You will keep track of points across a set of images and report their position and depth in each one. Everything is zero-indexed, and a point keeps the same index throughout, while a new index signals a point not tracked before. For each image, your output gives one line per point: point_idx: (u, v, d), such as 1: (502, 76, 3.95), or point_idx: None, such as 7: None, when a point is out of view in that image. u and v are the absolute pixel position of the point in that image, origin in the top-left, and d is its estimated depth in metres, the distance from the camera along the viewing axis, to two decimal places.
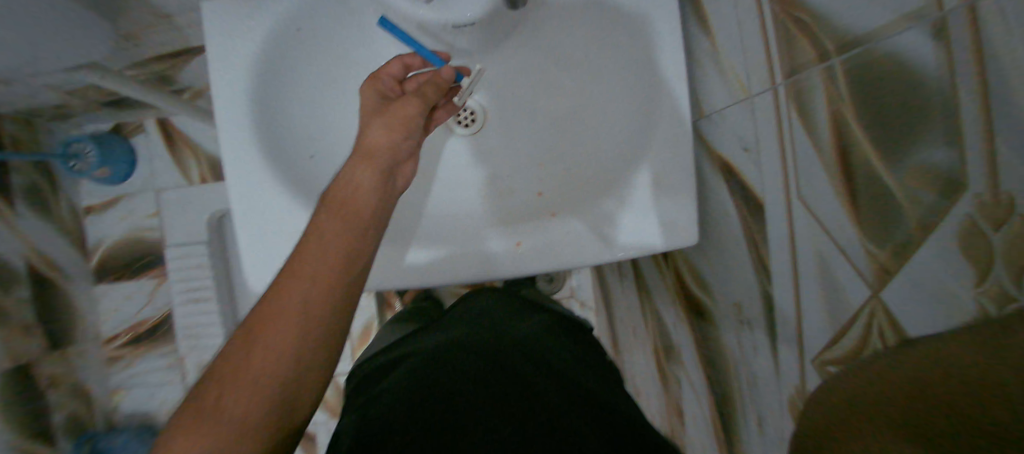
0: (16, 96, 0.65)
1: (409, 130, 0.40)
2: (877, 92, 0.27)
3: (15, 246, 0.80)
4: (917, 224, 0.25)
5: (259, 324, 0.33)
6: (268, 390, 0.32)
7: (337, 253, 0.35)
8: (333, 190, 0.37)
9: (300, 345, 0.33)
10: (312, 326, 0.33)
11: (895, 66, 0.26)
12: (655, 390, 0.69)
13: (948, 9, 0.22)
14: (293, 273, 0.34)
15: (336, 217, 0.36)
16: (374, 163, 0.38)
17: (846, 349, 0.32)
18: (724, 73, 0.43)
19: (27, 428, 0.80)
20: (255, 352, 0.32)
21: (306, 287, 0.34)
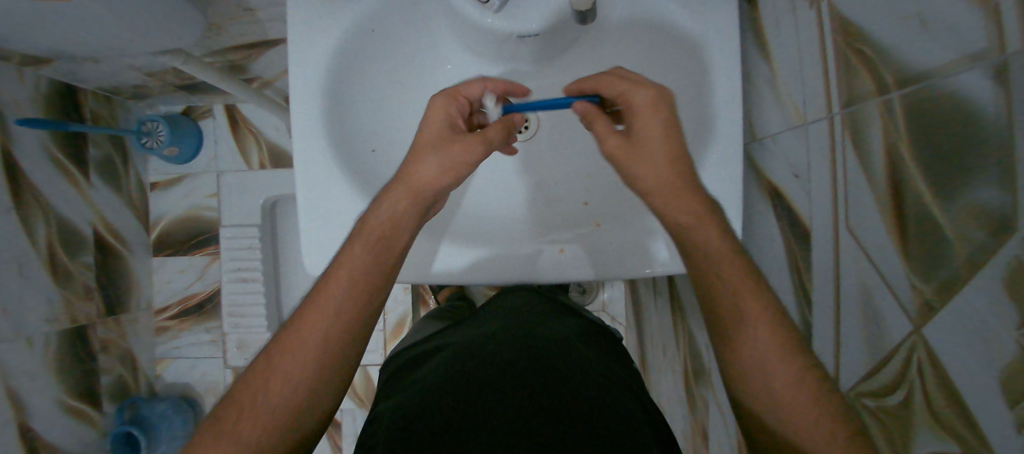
0: (104, 72, 0.71)
1: (460, 175, 0.39)
2: (934, 128, 0.28)
3: (84, 213, 0.85)
4: (967, 259, 0.26)
5: (282, 350, 0.34)
6: (287, 405, 0.33)
7: (362, 287, 0.36)
8: (370, 216, 0.37)
9: (321, 374, 0.35)
10: (331, 357, 0.35)
11: (954, 104, 0.26)
12: (680, 411, 0.69)
13: (1010, 52, 0.23)
14: (323, 292, 0.36)
15: (368, 248, 0.36)
16: (416, 196, 0.38)
17: (883, 383, 0.33)
18: (780, 98, 0.44)
19: (79, 388, 0.83)
20: (277, 377, 0.34)
21: (329, 318, 0.35)
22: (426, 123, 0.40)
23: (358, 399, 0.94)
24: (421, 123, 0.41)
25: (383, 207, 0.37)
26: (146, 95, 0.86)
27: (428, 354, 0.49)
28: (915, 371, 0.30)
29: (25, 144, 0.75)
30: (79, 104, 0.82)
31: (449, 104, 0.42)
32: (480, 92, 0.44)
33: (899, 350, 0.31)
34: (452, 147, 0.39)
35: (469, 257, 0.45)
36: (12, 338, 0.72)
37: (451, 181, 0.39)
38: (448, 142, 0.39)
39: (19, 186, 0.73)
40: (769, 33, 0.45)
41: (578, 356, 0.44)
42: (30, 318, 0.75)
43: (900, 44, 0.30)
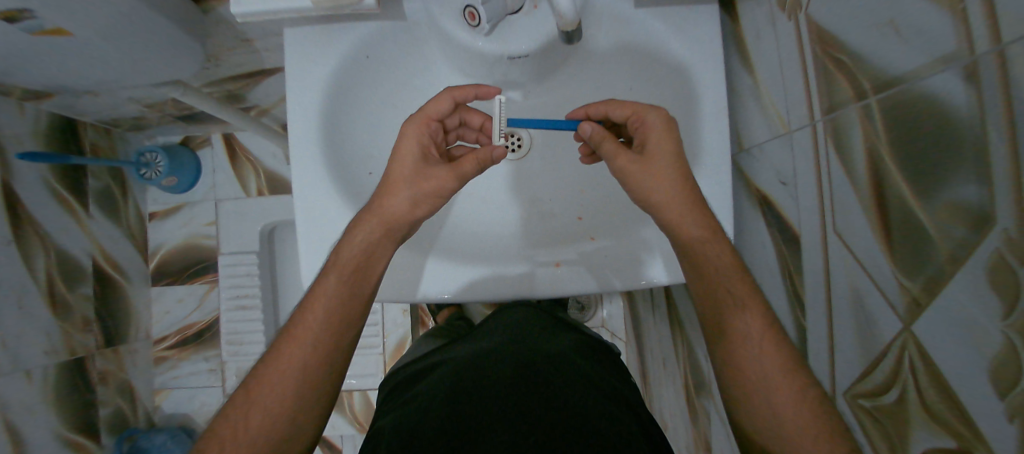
0: (104, 105, 0.72)
1: (437, 202, 0.40)
2: (912, 130, 0.29)
3: (83, 244, 0.85)
4: (949, 255, 0.27)
5: (259, 385, 0.34)
6: (265, 437, 0.33)
7: (336, 319, 0.36)
8: (341, 247, 0.38)
9: (299, 406, 0.35)
10: (309, 388, 0.35)
11: (928, 106, 0.28)
12: (682, 423, 0.68)
13: (979, 53, 0.24)
14: (299, 323, 0.36)
15: (343, 280, 0.37)
16: (388, 228, 0.38)
17: (878, 383, 0.33)
18: (764, 108, 0.46)
19: (79, 421, 0.82)
20: (254, 411, 0.34)
21: (306, 351, 0.35)
22: (396, 152, 0.40)
23: (359, 424, 0.93)
24: (392, 152, 0.40)
25: (355, 238, 0.37)
26: (145, 126, 0.88)
27: (423, 372, 0.49)
28: (907, 368, 0.30)
29: (27, 180, 0.75)
30: (79, 138, 0.82)
31: (422, 131, 0.40)
32: (449, 107, 0.41)
33: (891, 349, 0.32)
34: (425, 178, 0.39)
35: (456, 279, 0.45)
36: (11, 371, 0.71)
37: (425, 212, 0.39)
38: (420, 171, 0.39)
39: (19, 219, 0.73)
40: (751, 47, 0.47)
41: (571, 370, 0.44)
42: (30, 351, 0.74)
43: (872, 52, 0.32)
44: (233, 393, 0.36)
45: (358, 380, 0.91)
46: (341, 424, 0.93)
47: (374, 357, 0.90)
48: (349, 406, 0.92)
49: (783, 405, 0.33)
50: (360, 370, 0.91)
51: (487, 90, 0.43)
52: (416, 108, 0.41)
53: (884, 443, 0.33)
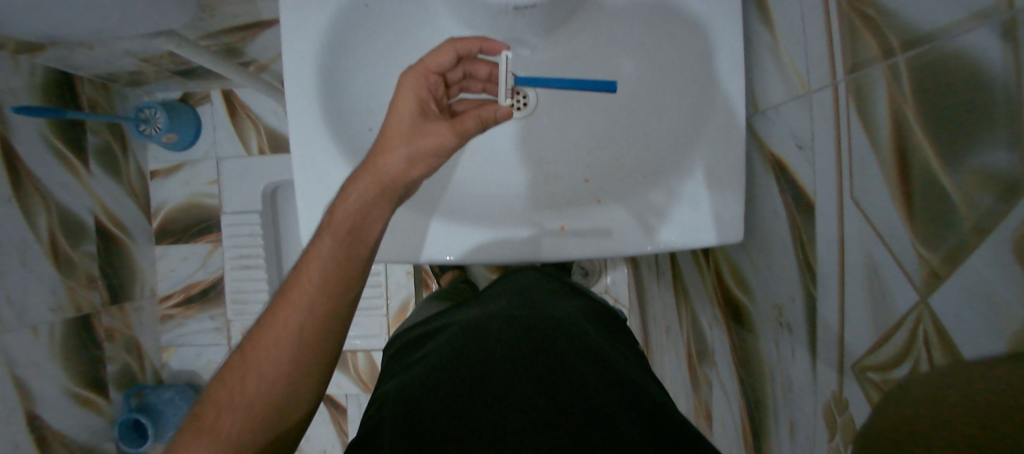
0: (100, 59, 0.71)
1: (436, 161, 0.39)
2: (942, 93, 0.27)
3: (84, 201, 0.85)
4: (973, 224, 0.25)
5: (254, 349, 0.33)
6: (262, 403, 0.32)
7: (331, 281, 0.35)
8: (338, 207, 0.36)
9: (296, 370, 0.33)
10: (304, 354, 0.34)
11: (961, 66, 0.26)
12: (685, 389, 0.69)
13: (1019, 7, 0.22)
14: (295, 286, 0.35)
15: (337, 241, 0.35)
16: (386, 186, 0.36)
17: (887, 356, 0.32)
18: (784, 68, 0.43)
19: (86, 376, 0.84)
20: (249, 377, 0.33)
21: (300, 315, 0.34)
22: (393, 108, 0.38)
23: (363, 384, 0.95)
24: (389, 109, 0.38)
25: (349, 198, 0.36)
26: (143, 82, 0.86)
27: (427, 336, 0.49)
28: (921, 342, 0.29)
29: (24, 134, 0.75)
30: (76, 92, 0.82)
31: (419, 84, 0.39)
32: (451, 60, 0.40)
33: (905, 321, 0.30)
34: (423, 134, 0.38)
35: (459, 243, 0.45)
36: (16, 327, 0.73)
37: (422, 171, 0.38)
38: (418, 127, 0.38)
39: (19, 176, 0.74)
40: (773, 3, 0.44)
41: (577, 337, 0.43)
42: (35, 308, 0.76)
43: (905, 4, 0.30)
44: (230, 356, 0.35)
45: (362, 341, 0.92)
46: (346, 384, 0.95)
47: (377, 319, 0.91)
48: (354, 366, 0.94)
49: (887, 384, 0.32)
50: (364, 331, 0.92)
51: (490, 44, 0.42)
52: (415, 62, 0.40)
53: None
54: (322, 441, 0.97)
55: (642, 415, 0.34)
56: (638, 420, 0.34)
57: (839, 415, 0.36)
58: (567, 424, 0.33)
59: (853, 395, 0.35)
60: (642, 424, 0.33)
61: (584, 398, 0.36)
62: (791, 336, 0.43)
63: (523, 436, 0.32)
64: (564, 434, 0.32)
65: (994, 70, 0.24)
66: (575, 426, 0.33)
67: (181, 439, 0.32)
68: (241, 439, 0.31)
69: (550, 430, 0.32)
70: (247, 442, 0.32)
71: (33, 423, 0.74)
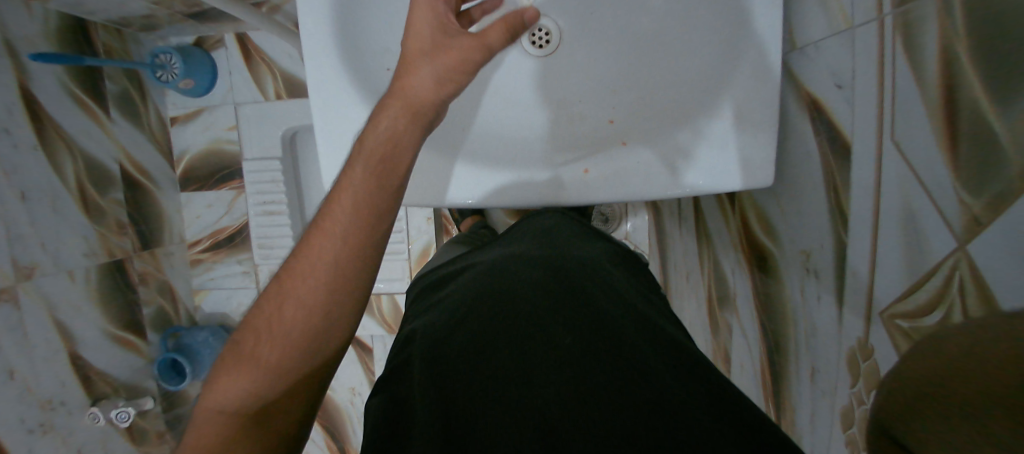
0: (112, 1, 0.70)
1: (460, 77, 0.37)
2: (998, 32, 0.25)
3: (109, 148, 0.86)
4: (1020, 170, 0.24)
5: (290, 278, 0.34)
6: (302, 328, 0.34)
7: (363, 213, 0.35)
8: (367, 138, 0.36)
9: (332, 299, 0.34)
10: (337, 284, 0.34)
11: (1018, 1, 0.24)
12: (704, 333, 0.70)
13: None
14: (329, 217, 0.35)
15: (367, 172, 0.35)
16: (413, 110, 0.36)
17: (920, 304, 0.31)
18: (825, 2, 0.40)
19: (122, 318, 0.88)
20: (287, 304, 0.34)
21: (334, 245, 0.34)
22: (410, 26, 0.36)
23: (388, 325, 0.98)
24: (405, 28, 0.37)
25: (378, 125, 0.36)
26: (156, 26, 0.85)
27: (452, 275, 0.49)
28: (956, 288, 0.29)
29: (45, 81, 0.75)
30: (91, 38, 0.81)
31: (433, 2, 0.37)
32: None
33: (941, 267, 0.30)
34: (445, 51, 0.36)
35: (481, 186, 0.45)
36: (54, 271, 0.76)
37: (449, 91, 0.37)
38: (438, 45, 0.36)
39: (43, 123, 0.75)
40: None
41: (603, 278, 0.43)
42: (69, 253, 0.79)
43: None
44: (269, 285, 0.36)
45: (385, 284, 0.95)
46: (371, 325, 0.99)
47: (399, 263, 0.93)
48: (378, 310, 0.97)
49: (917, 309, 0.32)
50: (386, 275, 0.94)
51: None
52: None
53: None
54: (350, 380, 1.02)
55: (667, 349, 0.35)
56: (663, 355, 0.35)
57: (864, 361, 0.36)
58: (595, 358, 0.34)
59: (881, 343, 0.35)
60: (667, 359, 0.34)
61: (611, 333, 0.36)
62: (817, 282, 0.42)
63: (553, 368, 0.34)
64: (591, 366, 0.34)
65: None
66: (602, 361, 0.34)
67: (229, 359, 0.34)
68: (282, 362, 0.33)
69: (578, 362, 0.34)
70: (288, 363, 0.33)
71: (78, 364, 0.79)
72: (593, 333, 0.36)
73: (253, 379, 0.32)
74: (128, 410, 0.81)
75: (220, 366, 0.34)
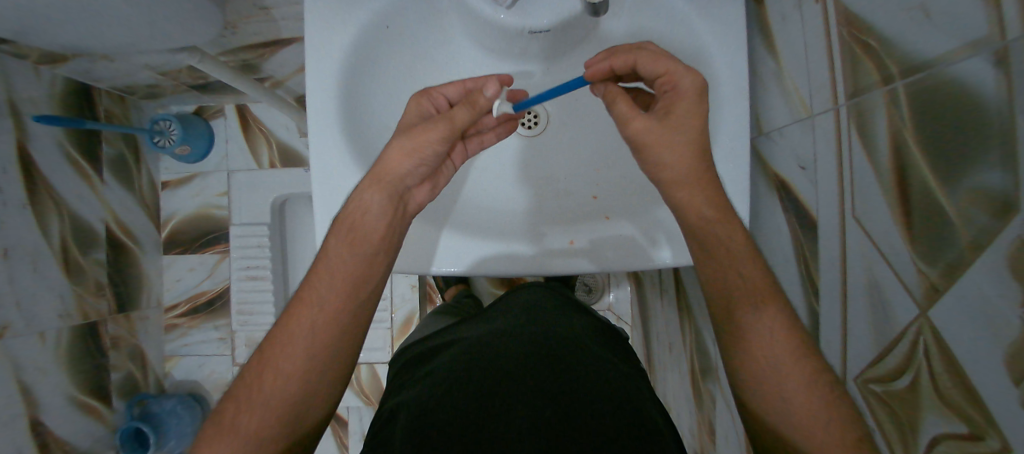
0: (119, 72, 0.73)
1: (423, 156, 0.39)
2: (939, 119, 0.29)
3: (97, 210, 0.86)
4: (970, 241, 0.27)
5: (273, 347, 0.36)
6: (280, 401, 0.35)
7: (342, 282, 0.37)
8: (345, 216, 0.38)
9: (311, 369, 0.36)
10: (317, 353, 0.36)
11: (957, 92, 0.27)
12: (688, 408, 0.69)
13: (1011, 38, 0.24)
14: (309, 290, 0.38)
15: (344, 243, 0.38)
16: (382, 188, 0.38)
17: (889, 368, 0.33)
18: (787, 92, 0.45)
19: (89, 382, 0.84)
20: (268, 372, 0.36)
21: (313, 314, 0.37)
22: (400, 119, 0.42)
23: (366, 396, 0.94)
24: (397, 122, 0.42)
25: (355, 202, 0.38)
26: (160, 94, 0.88)
27: (434, 351, 0.49)
28: (921, 353, 0.30)
29: (42, 143, 0.76)
30: (94, 104, 0.83)
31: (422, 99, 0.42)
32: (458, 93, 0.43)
33: (906, 334, 0.31)
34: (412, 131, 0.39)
35: (469, 256, 0.46)
36: (25, 332, 0.73)
37: (415, 165, 0.39)
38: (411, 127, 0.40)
39: (34, 182, 0.75)
40: (776, 30, 0.46)
41: (583, 352, 0.44)
42: (44, 312, 0.76)
43: (904, 33, 0.31)
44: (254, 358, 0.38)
45: (365, 354, 0.92)
46: (348, 396, 0.95)
47: (381, 332, 0.92)
48: (357, 380, 0.94)
49: (791, 389, 0.33)
50: (368, 344, 0.92)
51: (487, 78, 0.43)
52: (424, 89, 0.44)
53: (892, 426, 0.33)
54: None
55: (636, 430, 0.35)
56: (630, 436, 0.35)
57: None
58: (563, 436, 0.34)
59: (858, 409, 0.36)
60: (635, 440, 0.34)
61: (581, 408, 0.37)
62: None
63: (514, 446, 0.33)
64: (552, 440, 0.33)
65: (987, 98, 0.25)
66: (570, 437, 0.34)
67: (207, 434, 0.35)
68: (261, 431, 0.34)
69: (542, 438, 0.34)
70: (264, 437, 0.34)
71: (36, 430, 0.74)
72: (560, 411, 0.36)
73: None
74: None
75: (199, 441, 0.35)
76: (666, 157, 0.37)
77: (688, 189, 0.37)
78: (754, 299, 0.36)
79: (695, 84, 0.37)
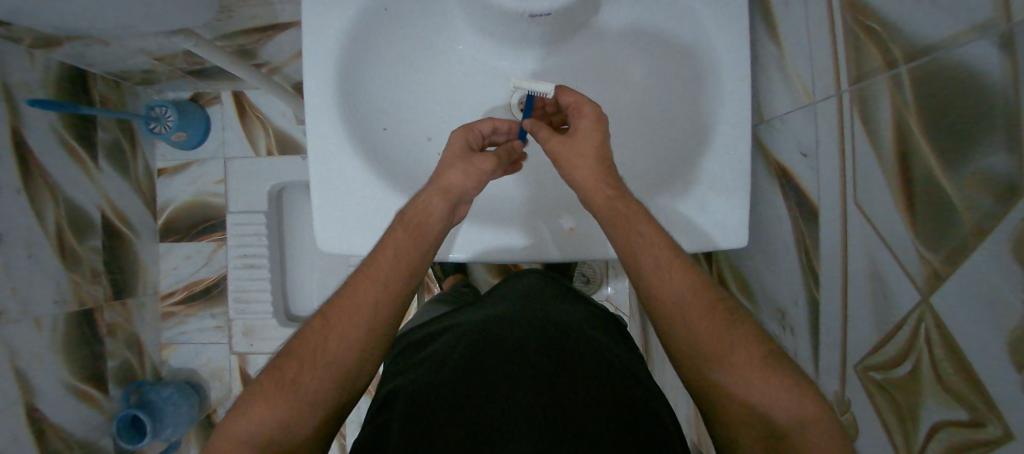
0: (114, 57, 0.73)
1: (480, 180, 0.42)
2: (944, 103, 0.28)
3: (93, 196, 0.85)
4: (973, 226, 0.26)
5: (336, 314, 0.36)
6: (339, 371, 0.35)
7: (403, 272, 0.38)
8: (409, 208, 0.40)
9: (368, 341, 0.36)
10: (374, 337, 0.37)
11: (961, 77, 0.27)
12: (686, 399, 0.68)
13: (1017, 20, 0.24)
14: (370, 272, 0.38)
15: (408, 236, 0.39)
16: (446, 199, 0.40)
17: (890, 355, 0.33)
18: (789, 79, 0.44)
19: (85, 369, 0.83)
20: (330, 343, 0.35)
21: (374, 297, 0.37)
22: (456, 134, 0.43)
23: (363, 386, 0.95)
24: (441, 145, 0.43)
25: (419, 201, 0.40)
26: (156, 80, 0.87)
27: (438, 333, 0.49)
28: (923, 341, 0.30)
29: (37, 128, 0.76)
30: (89, 89, 0.83)
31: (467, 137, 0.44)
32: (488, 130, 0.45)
33: (907, 320, 0.31)
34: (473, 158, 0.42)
35: (472, 245, 0.46)
36: (21, 319, 0.73)
37: (474, 186, 0.42)
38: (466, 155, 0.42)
39: (30, 168, 0.74)
40: (779, 15, 0.45)
41: (593, 338, 0.44)
42: (40, 299, 0.76)
43: (910, 16, 0.31)
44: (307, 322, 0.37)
45: None
46: None
47: None
48: None
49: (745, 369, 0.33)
50: None
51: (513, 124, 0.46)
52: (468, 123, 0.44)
53: (890, 413, 0.33)
54: None
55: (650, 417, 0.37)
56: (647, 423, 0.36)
57: (843, 414, 0.38)
58: (591, 416, 0.35)
59: (857, 397, 0.36)
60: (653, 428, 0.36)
61: (603, 388, 0.37)
62: (794, 338, 0.44)
63: (525, 418, 0.34)
64: (579, 416, 0.35)
65: (992, 82, 0.25)
66: (598, 417, 0.35)
67: (256, 392, 0.33)
68: (319, 394, 0.34)
69: (554, 414, 0.34)
70: (320, 401, 0.34)
71: (32, 416, 0.74)
72: (578, 388, 0.37)
73: (281, 413, 0.32)
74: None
75: (249, 396, 0.33)
76: (569, 159, 0.41)
77: (591, 181, 0.41)
78: (701, 302, 0.36)
79: (595, 114, 0.41)
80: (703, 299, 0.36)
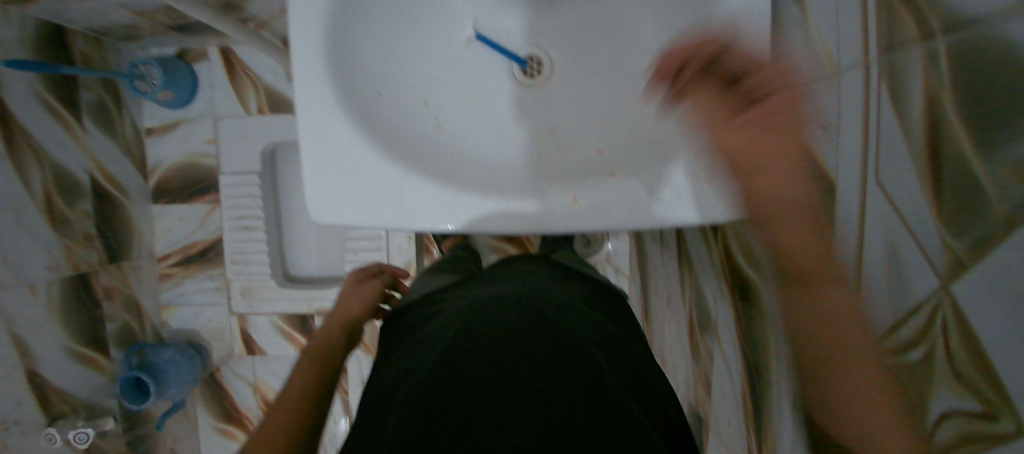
0: (92, 13, 0.70)
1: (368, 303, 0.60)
2: (982, 80, 0.26)
3: (79, 157, 0.84)
4: (1005, 216, 0.24)
5: (275, 413, 0.48)
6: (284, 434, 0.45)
7: (314, 361, 0.53)
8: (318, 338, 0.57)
9: (300, 408, 0.48)
10: (304, 406, 0.48)
11: (1001, 52, 0.24)
12: (687, 363, 0.73)
13: None
14: (294, 377, 0.52)
15: (316, 348, 0.55)
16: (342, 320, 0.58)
17: (904, 340, 0.32)
18: (812, 44, 0.41)
19: (87, 332, 0.85)
20: (273, 424, 0.46)
21: (301, 383, 0.50)
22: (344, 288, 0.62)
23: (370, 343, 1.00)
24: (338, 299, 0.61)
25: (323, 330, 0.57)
26: (137, 35, 0.85)
27: (434, 314, 0.48)
28: (939, 328, 0.29)
29: (16, 87, 0.74)
30: (68, 46, 0.80)
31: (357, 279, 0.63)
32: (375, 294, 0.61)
33: (923, 306, 0.30)
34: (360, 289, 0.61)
35: (467, 213, 0.43)
36: (15, 286, 0.73)
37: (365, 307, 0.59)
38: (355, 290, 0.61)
39: (11, 129, 0.73)
40: None
41: (589, 320, 0.43)
42: (32, 265, 0.76)
43: None
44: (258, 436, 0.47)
45: None
46: None
47: None
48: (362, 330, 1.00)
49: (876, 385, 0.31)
50: None
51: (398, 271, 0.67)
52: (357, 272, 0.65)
53: None
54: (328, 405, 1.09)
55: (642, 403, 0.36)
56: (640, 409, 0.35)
57: None
58: (584, 397, 0.34)
59: None
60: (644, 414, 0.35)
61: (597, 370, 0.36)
62: None
63: (521, 399, 0.33)
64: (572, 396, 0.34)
65: None
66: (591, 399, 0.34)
67: None
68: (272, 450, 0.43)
69: (553, 398, 0.33)
70: None
71: (35, 381, 0.75)
72: (576, 375, 0.36)
73: None
74: (87, 431, 0.77)
75: None
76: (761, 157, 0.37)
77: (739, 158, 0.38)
78: (825, 276, 0.35)
79: (794, 101, 0.38)
80: (823, 260, 0.35)
